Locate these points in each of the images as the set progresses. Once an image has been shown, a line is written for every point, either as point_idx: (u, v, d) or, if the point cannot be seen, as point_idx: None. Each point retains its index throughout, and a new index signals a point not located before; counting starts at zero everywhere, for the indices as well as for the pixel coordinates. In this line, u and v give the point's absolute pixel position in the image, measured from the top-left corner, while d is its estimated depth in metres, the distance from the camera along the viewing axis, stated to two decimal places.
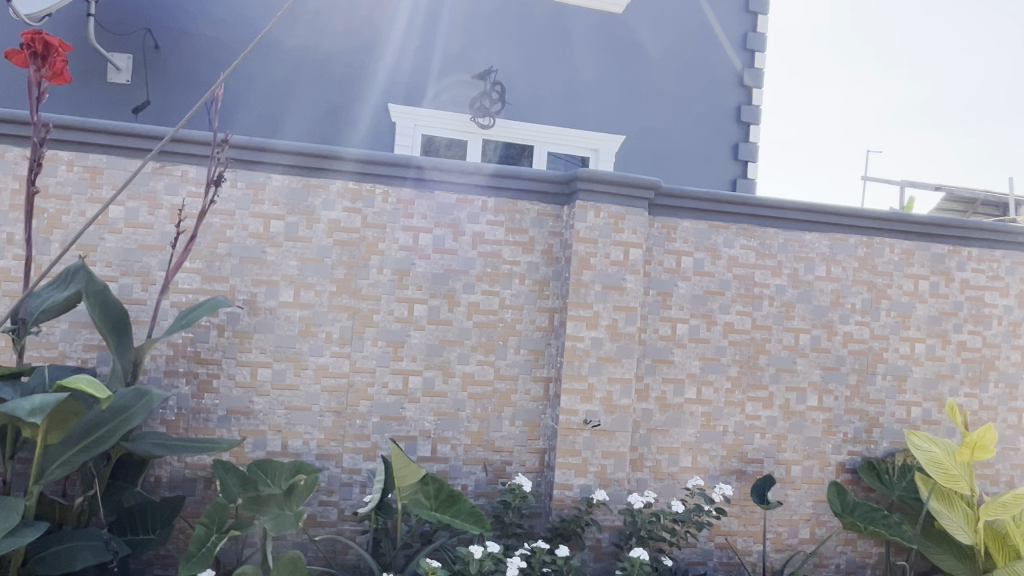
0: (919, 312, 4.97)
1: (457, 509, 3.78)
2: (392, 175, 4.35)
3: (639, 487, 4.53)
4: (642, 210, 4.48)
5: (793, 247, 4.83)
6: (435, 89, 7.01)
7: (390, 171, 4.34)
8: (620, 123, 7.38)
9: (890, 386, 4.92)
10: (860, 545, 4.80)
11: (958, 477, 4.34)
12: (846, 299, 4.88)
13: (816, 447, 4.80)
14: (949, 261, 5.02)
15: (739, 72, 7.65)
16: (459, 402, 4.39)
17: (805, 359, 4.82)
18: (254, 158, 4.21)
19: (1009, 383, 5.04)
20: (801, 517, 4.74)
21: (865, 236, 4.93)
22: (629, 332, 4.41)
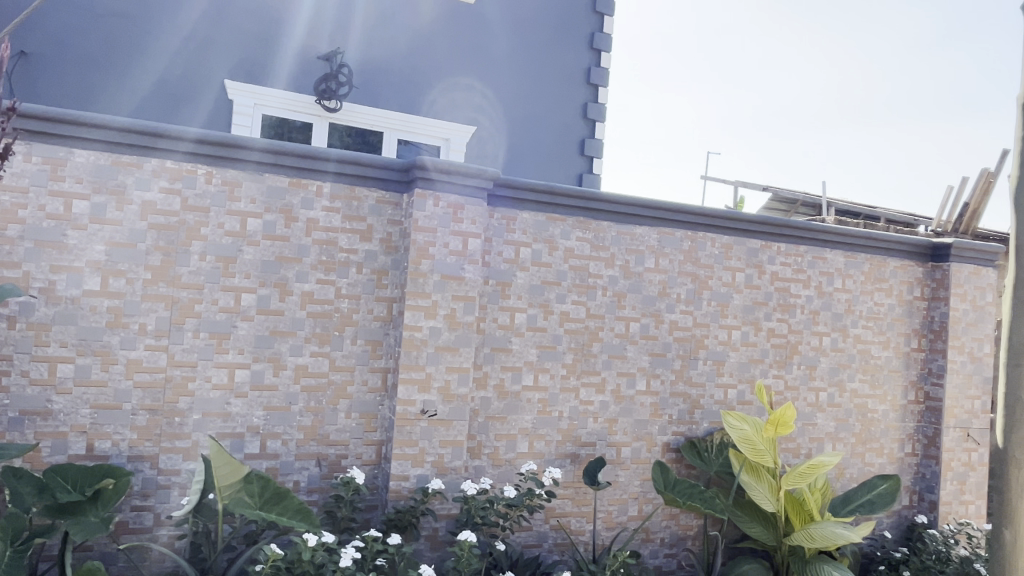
0: (736, 301, 5.40)
1: (285, 506, 3.64)
2: (303, 167, 4.24)
3: (477, 474, 4.59)
4: (480, 201, 4.50)
5: (624, 240, 5.06)
6: (275, 68, 6.67)
7: (301, 163, 4.23)
8: (470, 114, 7.41)
9: (710, 370, 5.30)
10: (682, 518, 5.16)
11: (764, 451, 4.78)
12: (672, 290, 5.20)
13: (644, 429, 5.08)
14: (762, 255, 5.49)
15: (585, 70, 7.88)
16: (291, 395, 4.21)
17: (635, 346, 5.08)
18: (151, 143, 3.94)
19: (809, 365, 5.61)
20: (630, 496, 5.00)
21: (689, 231, 5.27)
22: (467, 321, 4.44)
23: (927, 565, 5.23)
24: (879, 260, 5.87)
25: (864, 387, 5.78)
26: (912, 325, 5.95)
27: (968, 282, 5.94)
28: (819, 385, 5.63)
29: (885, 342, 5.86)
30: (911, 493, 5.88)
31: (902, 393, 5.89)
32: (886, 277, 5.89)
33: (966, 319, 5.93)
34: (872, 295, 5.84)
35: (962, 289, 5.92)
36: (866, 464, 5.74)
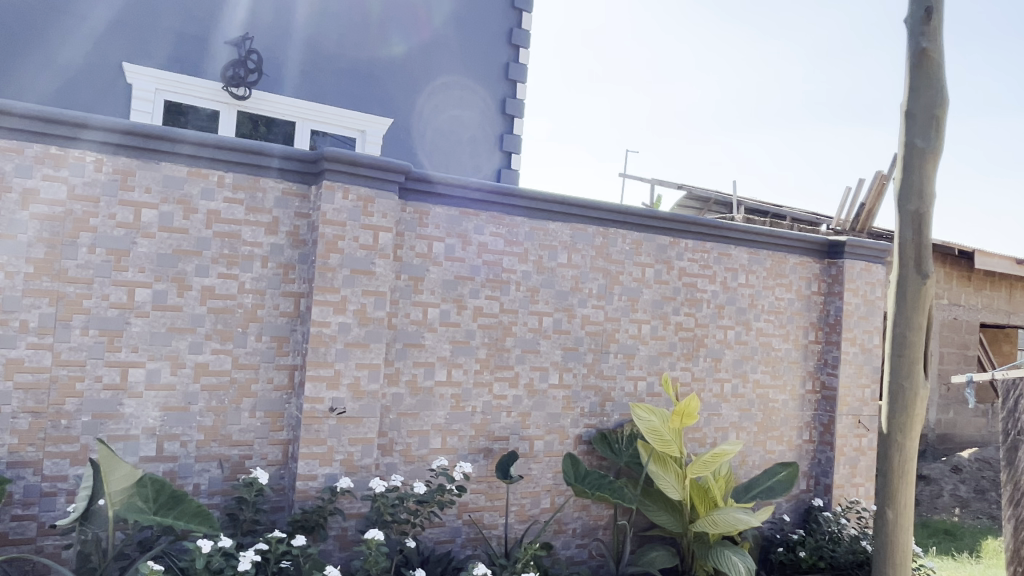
0: (645, 296, 5.53)
1: (181, 510, 3.48)
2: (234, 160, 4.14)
3: (388, 471, 4.54)
4: (392, 194, 4.44)
5: (537, 236, 5.11)
6: (178, 52, 6.36)
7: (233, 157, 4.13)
8: (386, 106, 7.29)
9: (620, 363, 5.42)
10: (593, 509, 5.26)
11: (670, 441, 4.95)
12: (584, 285, 5.28)
13: (557, 423, 5.15)
14: (670, 251, 5.65)
15: (503, 66, 7.88)
16: (190, 395, 4.03)
17: (548, 340, 5.14)
18: (70, 134, 3.76)
19: (714, 357, 5.82)
20: (543, 488, 5.06)
21: (601, 227, 5.36)
22: (378, 316, 4.37)
23: (820, 545, 5.53)
24: (780, 256, 6.14)
25: (766, 377, 6.05)
26: (810, 319, 6.26)
27: (860, 278, 6.30)
28: (724, 376, 5.86)
29: (785, 335, 6.15)
30: (808, 477, 6.20)
31: (800, 382, 6.20)
32: (787, 273, 6.17)
33: (858, 313, 6.29)
34: (774, 290, 6.11)
35: (855, 284, 6.27)
36: (767, 452, 6.02)
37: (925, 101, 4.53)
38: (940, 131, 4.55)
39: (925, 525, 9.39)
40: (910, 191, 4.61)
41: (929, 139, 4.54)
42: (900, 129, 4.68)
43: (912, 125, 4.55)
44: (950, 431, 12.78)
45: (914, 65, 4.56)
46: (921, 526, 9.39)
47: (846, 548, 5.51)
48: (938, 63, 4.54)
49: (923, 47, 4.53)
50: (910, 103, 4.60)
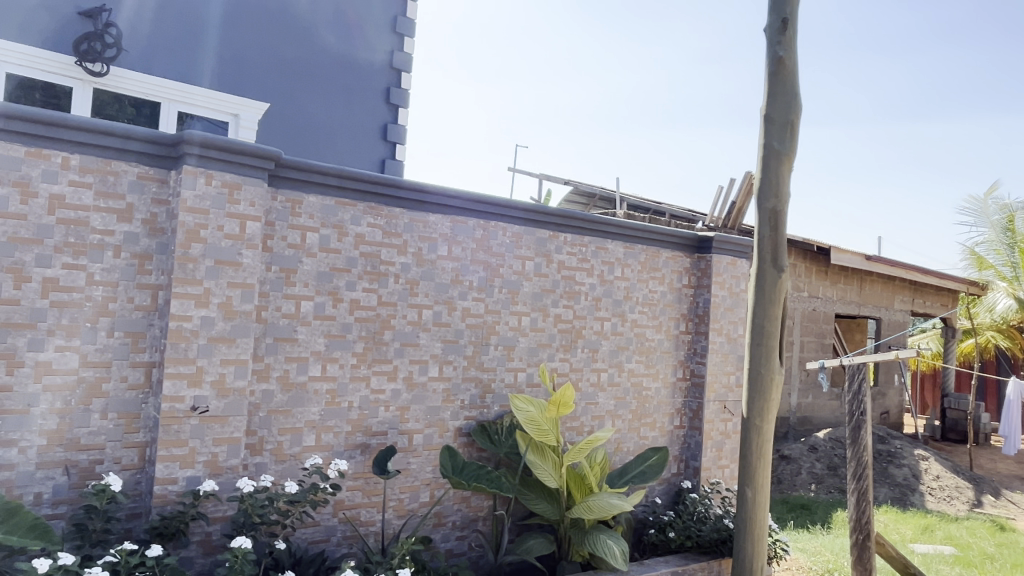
0: (525, 289, 5.60)
1: (16, 523, 3.18)
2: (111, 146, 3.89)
3: (257, 472, 4.35)
4: (261, 181, 4.24)
5: (417, 227, 5.04)
6: (21, 20, 5.78)
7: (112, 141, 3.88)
8: (261, 90, 6.93)
9: (500, 355, 5.46)
10: (473, 500, 5.28)
11: (547, 431, 5.04)
12: (464, 277, 5.27)
13: (436, 415, 5.12)
14: (549, 244, 5.74)
15: (388, 55, 7.71)
16: (30, 397, 3.68)
17: (427, 333, 5.09)
18: None
19: (592, 348, 5.99)
20: (422, 482, 5.02)
21: (482, 220, 5.37)
22: (245, 310, 4.17)
23: (688, 525, 5.82)
24: (653, 251, 6.39)
25: (640, 367, 6.29)
26: (680, 310, 6.56)
27: (726, 272, 6.67)
28: (600, 366, 6.04)
29: (657, 326, 6.42)
30: (678, 461, 6.52)
31: (672, 371, 6.49)
32: (659, 267, 6.44)
33: (724, 305, 6.66)
34: (647, 283, 6.36)
35: (721, 277, 6.64)
36: (641, 438, 6.27)
37: (781, 106, 4.83)
38: (794, 135, 4.88)
39: (785, 501, 10.13)
40: (767, 191, 4.91)
41: (785, 142, 4.86)
42: (760, 132, 4.98)
43: (769, 128, 4.86)
44: (808, 414, 13.85)
45: (772, 73, 4.86)
46: (782, 502, 10.13)
47: (711, 526, 5.84)
48: (793, 71, 4.86)
49: (780, 55, 4.83)
50: (769, 107, 4.89)
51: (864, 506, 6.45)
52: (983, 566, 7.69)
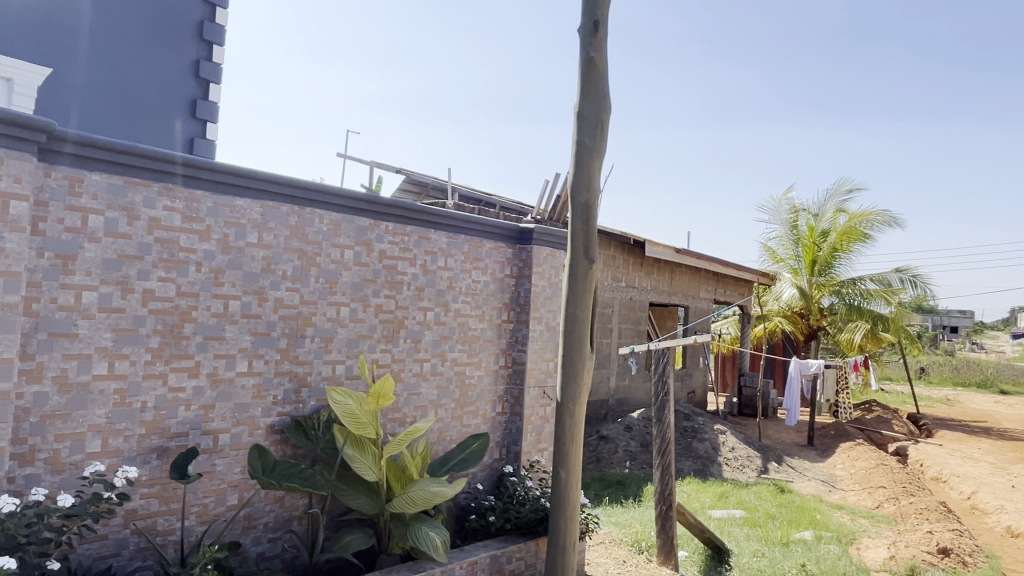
0: (344, 278, 5.42)
1: None
2: None
3: (27, 484, 3.86)
4: (29, 155, 3.72)
5: (222, 212, 4.69)
6: None
7: None
8: (39, 52, 6.08)
9: (316, 348, 5.25)
10: (287, 500, 5.05)
11: (366, 424, 4.95)
12: (276, 266, 5.00)
13: (244, 413, 4.82)
14: (369, 233, 5.60)
15: (196, 24, 7.08)
16: None
17: (234, 325, 4.77)
18: None
19: (414, 338, 5.95)
20: (229, 484, 4.71)
21: (296, 206, 5.11)
22: (8, 302, 3.65)
23: (507, 508, 5.98)
24: (476, 241, 6.46)
25: (463, 356, 6.35)
26: (502, 299, 6.70)
27: (546, 262, 6.88)
28: (423, 356, 6.01)
29: (480, 315, 6.50)
30: (499, 447, 6.67)
31: (494, 359, 6.62)
32: (482, 257, 6.52)
33: (544, 294, 6.88)
34: (470, 273, 6.41)
35: (541, 268, 6.84)
36: (463, 426, 6.34)
37: (593, 105, 5.07)
38: (604, 133, 5.13)
39: (603, 479, 10.77)
40: (580, 185, 5.13)
41: (596, 140, 5.10)
42: (573, 129, 5.19)
43: (582, 126, 5.07)
44: (625, 396, 14.80)
45: (584, 72, 5.07)
46: (599, 480, 10.75)
47: (529, 507, 6.04)
48: (603, 72, 5.10)
49: (591, 55, 5.05)
50: (582, 106, 5.10)
51: (668, 479, 7.00)
52: (765, 525, 8.67)
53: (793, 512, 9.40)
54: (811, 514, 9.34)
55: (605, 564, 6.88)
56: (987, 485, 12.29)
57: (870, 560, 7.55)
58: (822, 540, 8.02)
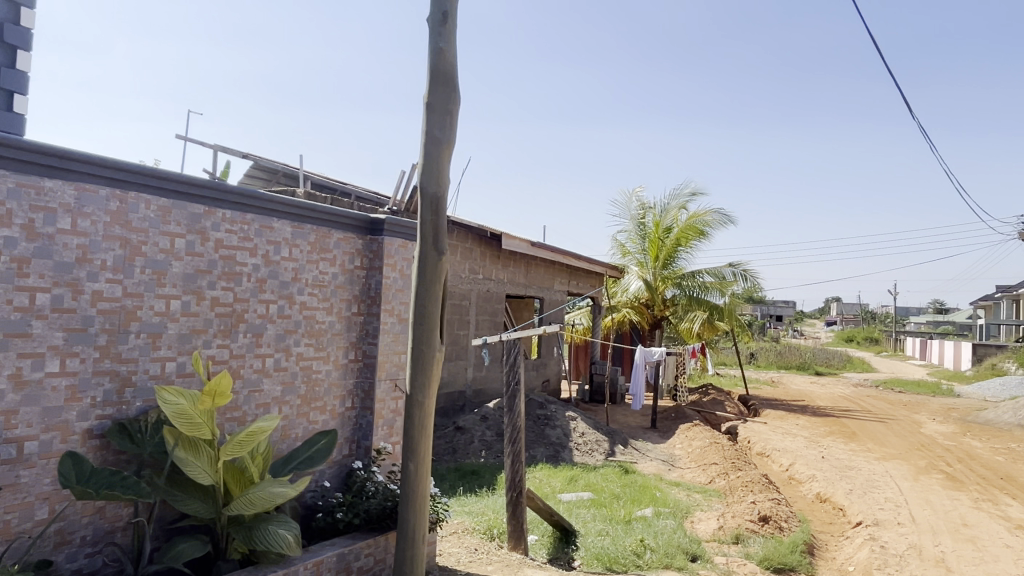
0: (174, 269, 5.04)
1: None
2: None
3: None
4: None
5: (27, 194, 4.21)
6: None
7: None
8: None
9: (143, 344, 4.85)
10: (108, 510, 4.64)
11: (201, 424, 4.65)
12: (95, 256, 4.57)
13: (57, 417, 4.38)
14: (204, 220, 5.24)
15: None
16: None
17: (43, 321, 4.32)
18: None
19: (255, 333, 5.66)
20: (37, 497, 4.27)
21: (118, 189, 4.68)
22: None
23: (355, 503, 5.86)
24: (323, 231, 6.24)
25: (309, 350, 6.13)
26: (351, 292, 6.52)
27: (397, 254, 6.77)
28: (265, 351, 5.74)
29: (328, 308, 6.30)
30: (348, 443, 6.52)
31: (342, 353, 6.44)
32: (330, 248, 6.31)
33: (395, 286, 6.77)
34: (317, 265, 6.19)
35: (392, 259, 6.73)
36: (310, 423, 6.12)
37: (443, 96, 5.04)
38: (453, 124, 5.13)
39: (457, 469, 10.85)
40: (429, 176, 5.09)
41: (445, 131, 5.08)
42: (422, 119, 5.13)
43: (431, 116, 5.03)
44: (482, 386, 14.99)
45: (434, 62, 5.03)
46: (454, 470, 10.81)
47: (378, 500, 5.94)
48: (453, 63, 5.09)
49: (440, 46, 5.02)
50: (430, 96, 5.06)
51: (518, 466, 7.17)
52: (611, 505, 9.13)
53: (636, 491, 9.97)
54: (652, 492, 9.96)
55: (457, 553, 6.92)
56: (802, 457, 13.70)
57: (702, 531, 8.18)
58: (660, 515, 8.56)
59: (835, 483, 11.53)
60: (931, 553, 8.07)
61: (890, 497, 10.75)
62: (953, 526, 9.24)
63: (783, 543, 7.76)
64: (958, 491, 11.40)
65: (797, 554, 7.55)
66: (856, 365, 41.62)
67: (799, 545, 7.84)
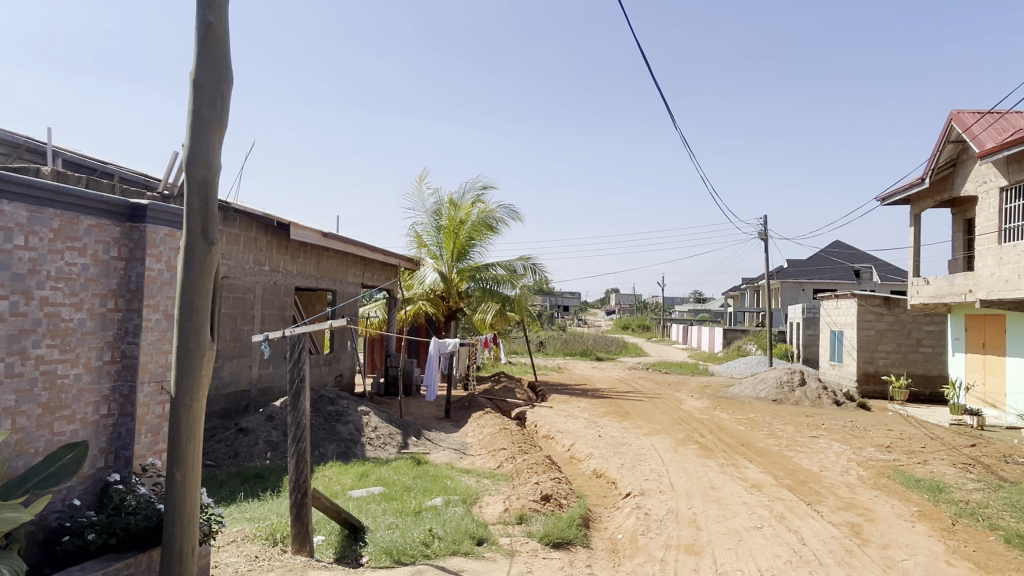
0: None
1: None
2: None
3: None
4: None
5: None
6: None
7: None
8: None
9: None
10: None
11: None
12: None
13: None
14: None
15: None
16: None
17: None
18: None
19: None
20: None
21: None
22: None
23: (111, 521, 5.26)
24: (70, 217, 5.50)
25: (52, 352, 5.38)
26: (107, 285, 5.82)
27: (162, 244, 6.16)
28: None
29: (76, 304, 5.57)
30: (104, 454, 5.83)
31: (95, 354, 5.72)
32: (79, 236, 5.58)
33: (161, 279, 6.15)
34: (62, 255, 5.44)
35: (157, 249, 6.10)
36: (53, 434, 5.38)
37: (212, 73, 4.58)
38: (225, 106, 4.67)
39: (238, 474, 10.16)
40: (196, 160, 4.60)
41: (215, 112, 4.61)
42: (189, 98, 4.61)
43: (198, 95, 4.54)
44: (268, 384, 14.20)
45: (202, 36, 4.57)
46: (235, 475, 10.12)
47: (141, 515, 5.39)
48: (224, 39, 4.66)
49: (209, 20, 4.57)
50: (197, 73, 4.56)
51: (303, 467, 6.88)
52: (402, 497, 9.14)
53: (427, 482, 10.07)
54: (443, 481, 10.13)
55: (234, 563, 6.48)
56: (582, 437, 14.75)
57: (489, 515, 8.48)
58: (450, 504, 8.73)
59: (609, 459, 12.57)
60: (685, 515, 9.12)
61: (654, 468, 11.97)
62: (704, 489, 10.51)
63: (562, 519, 8.29)
64: (708, 459, 12.99)
65: (573, 527, 8.11)
66: (630, 349, 45.74)
67: (577, 519, 8.42)
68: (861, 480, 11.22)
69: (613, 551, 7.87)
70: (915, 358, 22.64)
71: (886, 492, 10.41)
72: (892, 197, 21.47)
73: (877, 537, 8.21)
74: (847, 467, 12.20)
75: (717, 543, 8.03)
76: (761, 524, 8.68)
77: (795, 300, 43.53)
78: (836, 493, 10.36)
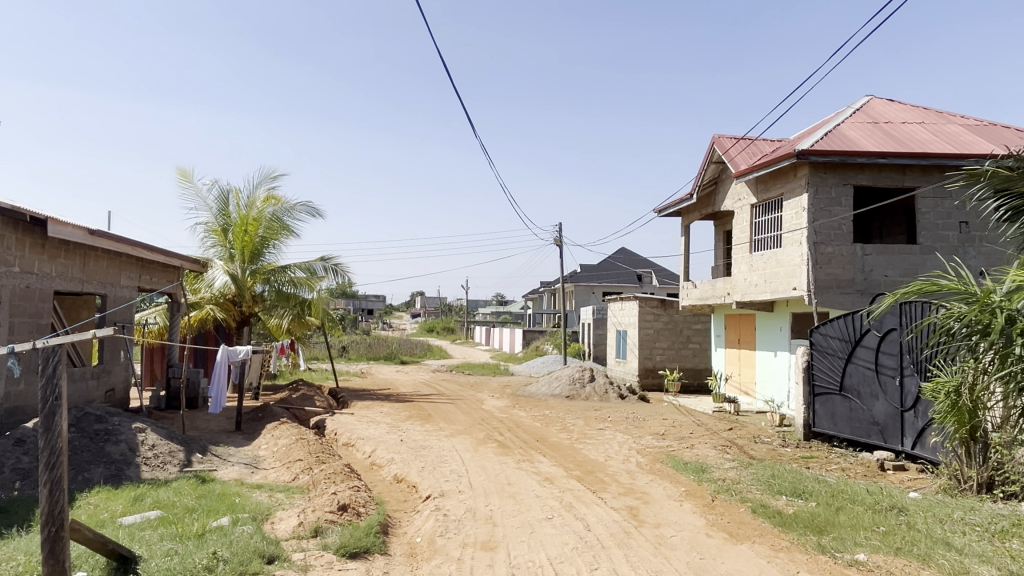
0: None
1: None
2: None
3: None
4: None
5: None
6: None
7: None
8: None
9: None
10: None
11: None
12: None
13: None
14: None
15: None
16: None
17: None
18: None
19: None
20: None
21: None
22: None
23: None
24: None
25: None
26: None
27: None
28: None
29: None
30: None
31: None
32: None
33: None
34: None
35: None
36: None
37: None
38: None
39: None
40: None
41: None
42: None
43: None
44: (17, 404, 12.33)
45: None
46: None
47: None
48: None
49: None
50: None
51: (58, 496, 5.98)
52: (182, 520, 8.39)
53: (213, 501, 9.36)
54: (231, 499, 9.47)
55: None
56: (383, 442, 14.58)
57: (282, 531, 8.10)
58: (238, 522, 8.18)
59: (410, 463, 12.58)
60: (482, 513, 9.37)
61: (453, 469, 12.17)
62: (500, 485, 10.90)
63: (359, 528, 8.14)
64: (505, 455, 13.50)
65: (371, 536, 8.00)
66: (435, 351, 46.29)
67: (374, 527, 8.31)
68: (639, 466, 12.31)
69: (410, 556, 7.87)
70: (686, 353, 25.33)
71: (659, 476, 11.54)
72: (666, 209, 23.82)
73: (650, 517, 9.07)
74: (628, 455, 13.31)
75: (511, 536, 8.37)
76: (552, 515, 9.20)
77: (586, 302, 46.86)
78: (618, 479, 11.29)
